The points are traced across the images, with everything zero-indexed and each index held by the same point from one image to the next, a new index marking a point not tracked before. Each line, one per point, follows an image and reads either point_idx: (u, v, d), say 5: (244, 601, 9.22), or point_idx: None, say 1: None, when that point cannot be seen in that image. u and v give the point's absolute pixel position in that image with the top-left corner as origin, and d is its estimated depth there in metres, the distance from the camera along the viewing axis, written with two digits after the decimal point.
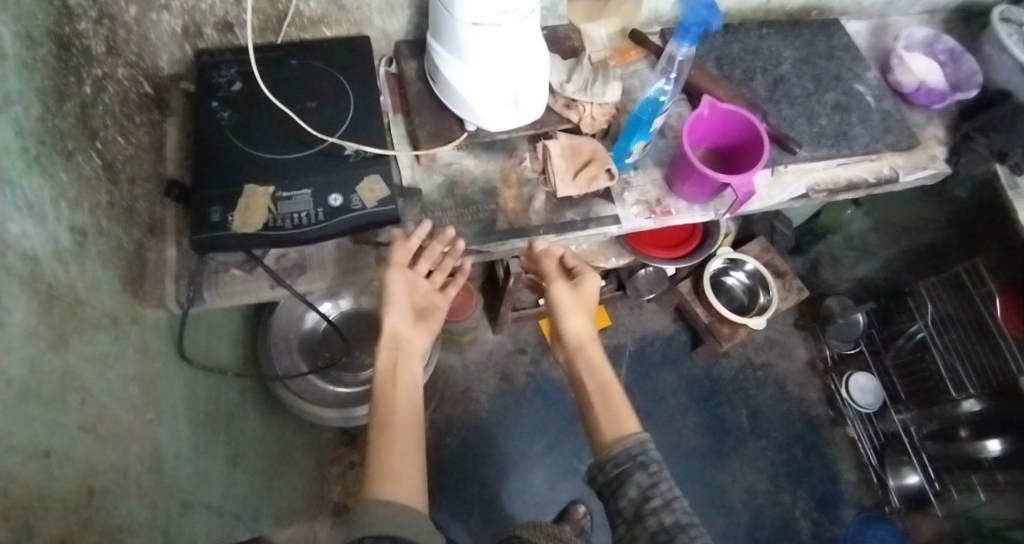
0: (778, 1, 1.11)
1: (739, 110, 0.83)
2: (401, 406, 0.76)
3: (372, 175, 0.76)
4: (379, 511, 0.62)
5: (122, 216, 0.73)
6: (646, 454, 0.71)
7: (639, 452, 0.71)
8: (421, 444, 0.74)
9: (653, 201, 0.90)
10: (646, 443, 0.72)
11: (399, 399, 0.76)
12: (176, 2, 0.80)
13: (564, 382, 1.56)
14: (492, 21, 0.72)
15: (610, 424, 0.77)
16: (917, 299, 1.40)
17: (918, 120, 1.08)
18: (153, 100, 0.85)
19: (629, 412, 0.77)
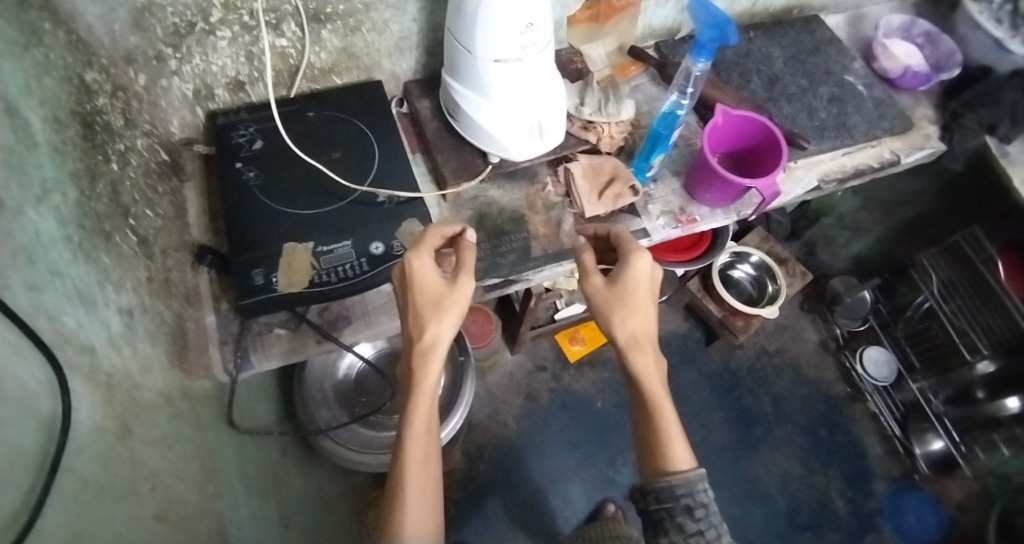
0: (762, 4, 1.14)
1: (755, 116, 0.85)
2: (421, 430, 0.66)
3: (409, 220, 0.76)
4: None
5: (161, 290, 0.71)
6: (694, 496, 0.69)
7: (684, 495, 0.69)
8: (439, 469, 0.68)
9: (677, 210, 0.92)
10: (692, 484, 0.69)
11: (418, 420, 0.66)
12: (188, 66, 0.80)
13: (588, 394, 1.57)
14: (513, 56, 0.74)
15: (657, 448, 0.72)
16: (920, 270, 1.47)
17: (908, 103, 1.12)
18: (170, 167, 0.83)
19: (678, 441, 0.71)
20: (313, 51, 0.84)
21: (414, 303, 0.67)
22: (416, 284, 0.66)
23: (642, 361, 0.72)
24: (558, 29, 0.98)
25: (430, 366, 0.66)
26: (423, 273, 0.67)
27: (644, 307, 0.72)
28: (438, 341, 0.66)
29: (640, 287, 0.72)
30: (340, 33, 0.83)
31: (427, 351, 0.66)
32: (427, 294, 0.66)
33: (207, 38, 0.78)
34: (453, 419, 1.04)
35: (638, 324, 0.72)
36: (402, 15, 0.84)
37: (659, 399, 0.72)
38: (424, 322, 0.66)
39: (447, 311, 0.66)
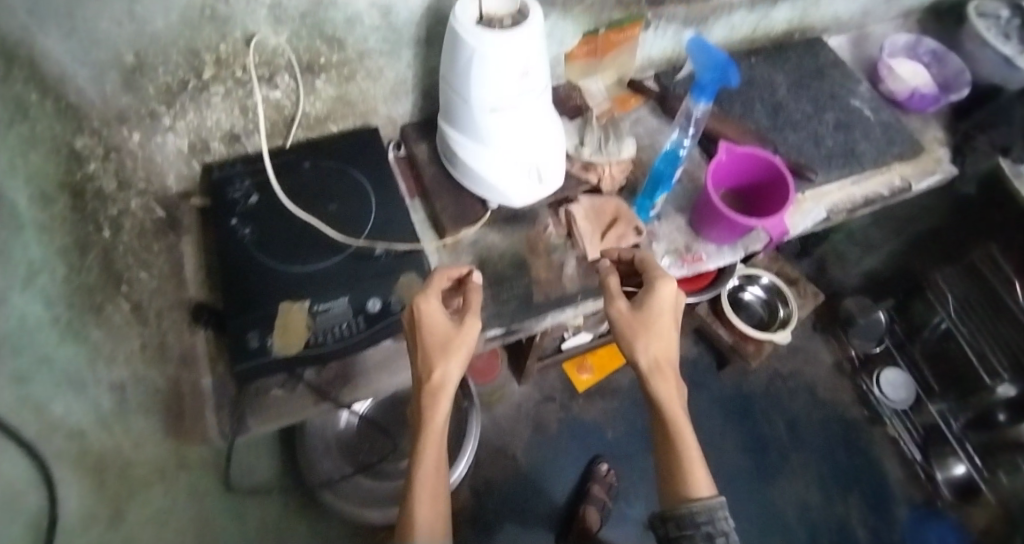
0: (762, 29, 1.07)
1: (760, 152, 0.84)
2: (432, 469, 0.66)
3: (408, 274, 0.75)
4: None
5: (156, 356, 0.70)
6: (715, 524, 0.67)
7: (704, 523, 0.67)
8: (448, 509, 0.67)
9: (682, 248, 0.89)
10: (713, 512, 0.67)
11: (429, 460, 0.65)
12: (182, 122, 0.79)
13: (598, 423, 1.54)
14: (510, 104, 0.73)
15: (677, 474, 0.70)
16: (935, 289, 1.43)
17: (916, 125, 1.08)
18: (166, 223, 0.83)
19: (698, 467, 0.70)
20: (309, 100, 0.83)
21: (421, 344, 0.66)
22: (423, 326, 0.66)
23: (663, 387, 0.71)
24: (556, 66, 0.95)
25: (440, 405, 0.65)
26: (429, 315, 0.67)
27: (667, 333, 0.72)
28: (446, 381, 0.65)
29: (664, 313, 0.72)
30: (335, 83, 0.82)
31: (436, 391, 0.65)
32: (435, 335, 0.66)
33: (200, 94, 0.76)
34: (461, 462, 1.02)
35: (659, 349, 0.72)
36: (397, 62, 0.83)
37: (678, 425, 0.71)
38: (433, 363, 0.66)
39: (455, 351, 0.65)
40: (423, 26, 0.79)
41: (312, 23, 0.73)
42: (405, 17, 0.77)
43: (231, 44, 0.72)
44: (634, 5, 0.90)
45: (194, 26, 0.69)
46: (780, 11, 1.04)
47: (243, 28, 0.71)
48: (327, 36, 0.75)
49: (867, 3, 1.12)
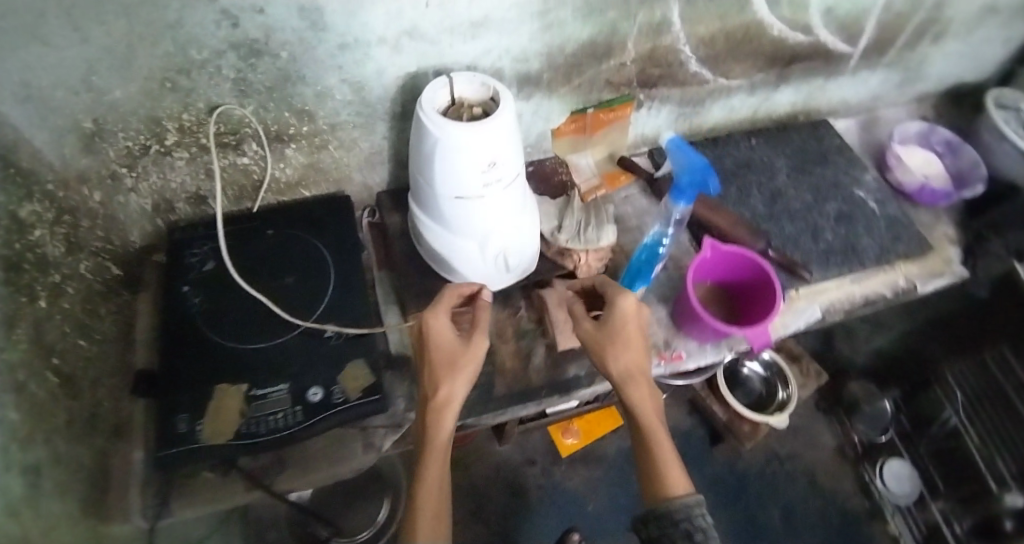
0: (764, 110, 1.03)
1: (744, 252, 0.80)
2: (438, 478, 0.65)
3: (355, 362, 0.72)
4: None
5: (82, 431, 0.68)
6: (694, 523, 0.63)
7: (683, 520, 0.63)
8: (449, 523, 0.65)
9: (661, 343, 0.84)
10: (691, 509, 0.63)
11: (433, 470, 0.65)
12: (145, 183, 0.77)
13: (580, 493, 1.44)
14: (475, 194, 0.69)
15: (654, 475, 0.67)
16: (944, 384, 1.34)
17: (925, 220, 1.01)
18: (123, 282, 0.80)
19: (677, 467, 0.67)
20: (278, 167, 0.80)
21: (430, 359, 0.69)
22: (431, 340, 0.69)
23: (636, 394, 0.70)
24: (543, 140, 0.92)
25: (447, 417, 0.67)
26: (438, 331, 0.69)
27: (637, 341, 0.72)
28: (452, 396, 0.67)
29: (628, 324, 0.72)
30: (305, 151, 0.79)
31: (442, 406, 0.67)
32: (442, 350, 0.69)
33: (163, 158, 0.74)
34: None
35: (631, 359, 0.71)
36: (371, 133, 0.80)
37: (652, 434, 0.69)
38: (439, 377, 0.68)
39: (461, 366, 0.68)
40: (398, 101, 0.77)
41: (279, 96, 0.71)
42: (379, 93, 0.74)
43: (195, 113, 0.70)
44: (625, 86, 0.87)
45: (156, 96, 0.67)
46: (783, 94, 1.00)
47: (206, 99, 0.69)
48: (296, 109, 0.73)
49: (877, 88, 1.06)
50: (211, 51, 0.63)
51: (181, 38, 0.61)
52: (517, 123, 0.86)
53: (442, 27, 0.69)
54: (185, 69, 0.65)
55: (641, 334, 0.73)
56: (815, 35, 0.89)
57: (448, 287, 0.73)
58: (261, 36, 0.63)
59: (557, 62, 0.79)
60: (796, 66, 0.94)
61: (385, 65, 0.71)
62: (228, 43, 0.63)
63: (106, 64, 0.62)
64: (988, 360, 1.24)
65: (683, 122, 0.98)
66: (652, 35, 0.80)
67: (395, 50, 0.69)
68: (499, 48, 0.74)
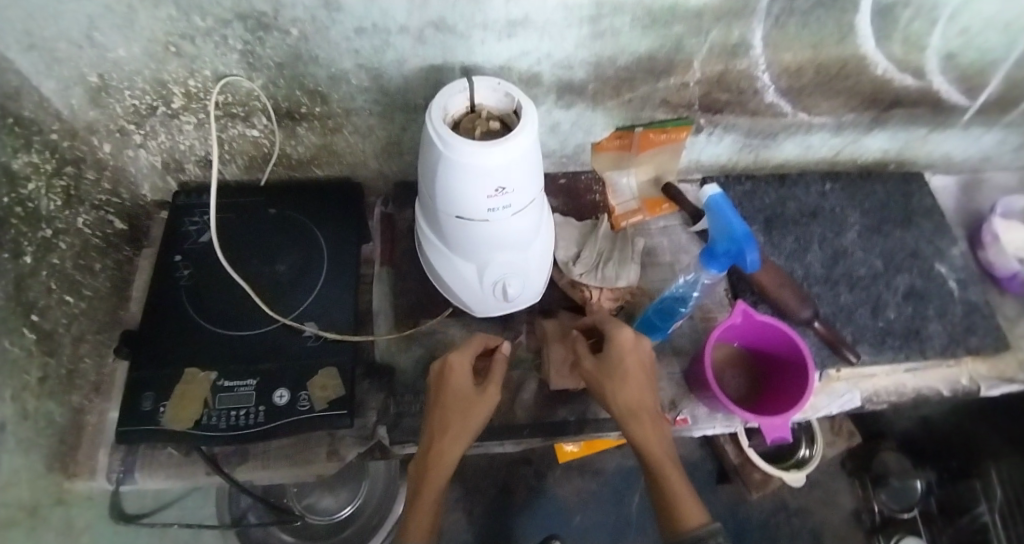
0: (848, 154, 0.89)
1: (781, 326, 0.71)
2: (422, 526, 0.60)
3: (328, 367, 0.68)
4: None
5: (58, 387, 0.66)
6: None
7: None
8: None
9: (666, 404, 0.76)
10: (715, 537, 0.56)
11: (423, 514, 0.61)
12: (154, 142, 0.74)
13: (568, 505, 1.34)
14: (479, 217, 0.61)
15: (664, 507, 0.60)
16: (984, 478, 1.17)
17: (1010, 313, 0.87)
18: (126, 236, 0.79)
19: (690, 495, 0.60)
20: (288, 144, 0.75)
21: (439, 402, 0.64)
22: (446, 383, 0.64)
23: (639, 431, 0.62)
24: (581, 152, 0.83)
25: (448, 464, 0.62)
26: (456, 374, 0.64)
27: (643, 377, 0.64)
28: (456, 445, 0.62)
29: (627, 357, 0.65)
30: (318, 132, 0.74)
31: (442, 453, 0.62)
32: (458, 397, 0.63)
33: (170, 121, 0.71)
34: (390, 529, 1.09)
35: (631, 393, 0.63)
36: (389, 123, 0.73)
37: (662, 466, 0.61)
38: (450, 423, 0.63)
39: (474, 418, 0.63)
40: (420, 94, 0.69)
41: (290, 74, 0.65)
42: (399, 84, 0.67)
43: (200, 80, 0.66)
44: (683, 108, 0.76)
45: (160, 59, 0.63)
46: (875, 139, 0.86)
47: (212, 68, 0.64)
48: (309, 89, 0.67)
49: (991, 148, 0.90)
50: (215, 19, 0.58)
51: (183, 3, 0.57)
52: (554, 132, 0.78)
53: (474, 22, 0.60)
54: (188, 35, 0.60)
55: (645, 370, 0.65)
56: (928, 81, 0.75)
57: (475, 336, 0.67)
58: (270, 10, 0.57)
59: (606, 75, 0.69)
60: (897, 111, 0.80)
61: (406, 55, 0.64)
62: (233, 13, 0.58)
63: (108, 22, 0.58)
64: None
65: (748, 154, 0.86)
66: (724, 57, 0.68)
67: (418, 40, 0.62)
68: (539, 52, 0.65)
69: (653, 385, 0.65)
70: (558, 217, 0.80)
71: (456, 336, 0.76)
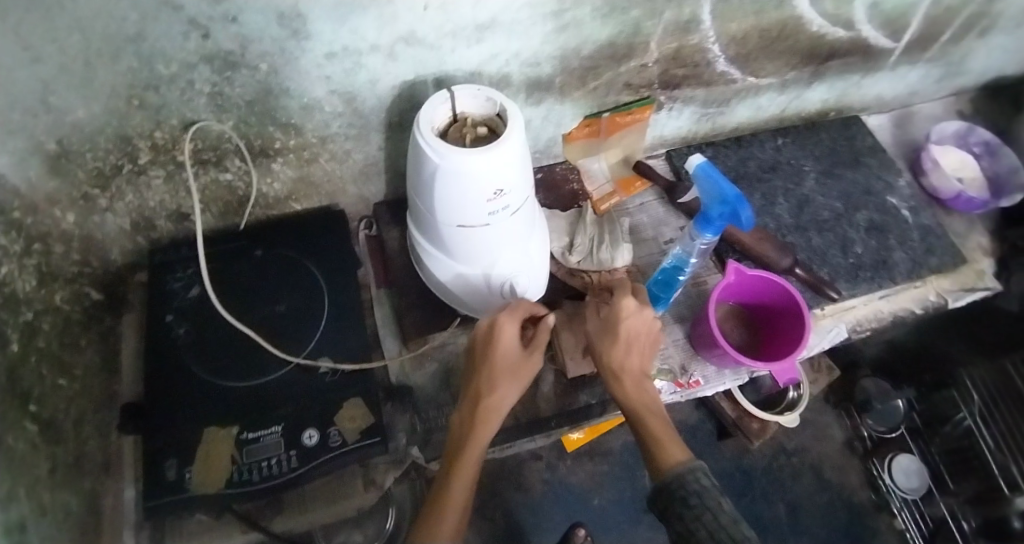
0: (794, 108, 0.95)
1: (773, 278, 0.75)
2: (459, 497, 0.58)
3: (353, 399, 0.67)
4: None
5: (68, 475, 0.62)
6: (699, 484, 0.59)
7: (678, 488, 0.59)
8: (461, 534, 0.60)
9: (677, 369, 0.79)
10: (699, 473, 0.60)
11: (459, 483, 0.59)
12: (122, 203, 0.70)
13: (585, 488, 1.37)
14: (480, 222, 0.62)
15: (647, 450, 0.63)
16: (960, 386, 1.24)
17: (959, 229, 0.95)
18: (105, 306, 0.74)
19: (671, 436, 0.62)
20: (264, 182, 0.74)
21: (489, 370, 0.62)
22: (495, 349, 0.62)
23: (622, 390, 0.64)
24: (553, 145, 0.85)
25: (491, 422, 0.61)
26: (507, 338, 0.62)
27: (640, 342, 0.65)
28: (505, 400, 0.62)
29: (628, 318, 0.64)
30: (294, 165, 0.73)
31: (490, 412, 0.61)
32: (505, 359, 0.62)
33: (138, 178, 0.68)
34: None
35: (625, 352, 0.65)
36: (366, 145, 0.73)
37: (651, 423, 0.63)
38: (499, 385, 0.62)
39: (521, 377, 0.62)
40: (395, 111, 0.69)
41: (261, 110, 0.64)
42: (372, 104, 0.67)
43: (168, 130, 0.63)
44: (645, 88, 0.79)
45: (123, 114, 0.60)
46: (816, 91, 0.93)
47: (180, 116, 0.62)
48: (281, 123, 0.66)
49: (915, 83, 0.99)
50: (179, 64, 0.57)
51: (145, 52, 0.55)
52: (526, 129, 0.80)
53: (444, 31, 0.61)
54: (153, 85, 0.58)
55: (643, 332, 0.65)
56: (857, 31, 0.82)
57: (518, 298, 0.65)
58: (236, 47, 0.56)
59: (571, 66, 0.71)
60: (833, 63, 0.87)
61: (379, 73, 0.64)
62: (198, 55, 0.56)
63: (65, 84, 0.55)
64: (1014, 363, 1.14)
65: (706, 122, 0.91)
66: (678, 33, 0.72)
67: (390, 57, 0.62)
68: (508, 52, 0.66)
69: (646, 350, 0.66)
70: (544, 211, 0.82)
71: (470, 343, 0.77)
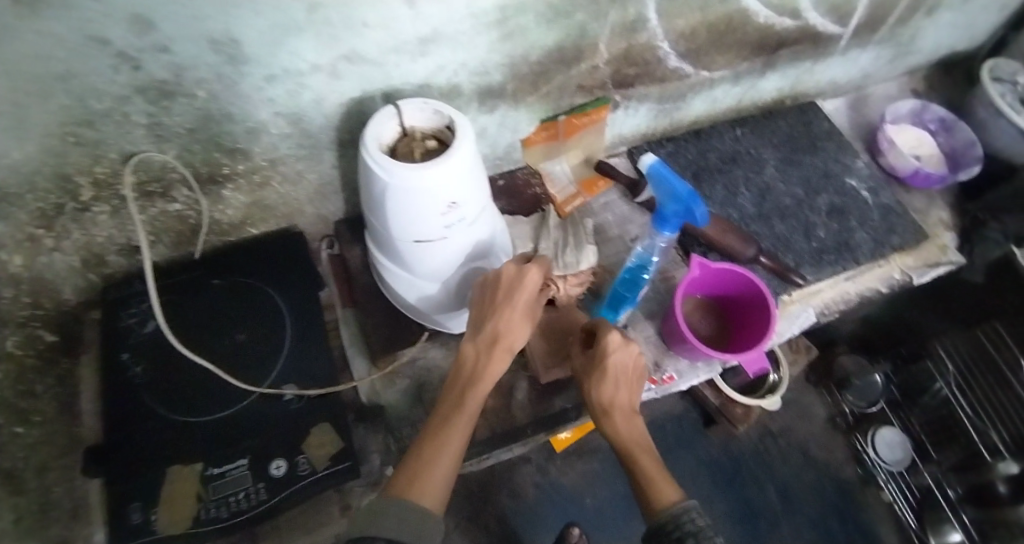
0: (749, 98, 0.96)
1: (736, 269, 0.75)
2: (463, 434, 0.58)
3: (321, 424, 0.67)
4: (385, 524, 0.51)
5: (32, 527, 0.59)
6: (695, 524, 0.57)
7: (672, 528, 0.57)
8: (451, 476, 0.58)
9: (650, 366, 0.79)
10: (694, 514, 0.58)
11: (467, 416, 0.59)
12: (68, 241, 0.67)
13: (576, 487, 1.36)
14: (437, 236, 0.61)
15: (640, 490, 0.62)
16: (934, 359, 1.27)
17: (919, 205, 0.97)
18: (61, 348, 0.72)
19: (664, 476, 0.62)
20: (216, 209, 0.72)
21: (509, 312, 0.61)
22: (517, 293, 0.61)
23: (612, 426, 0.64)
24: (512, 151, 0.84)
25: (503, 360, 0.61)
26: (530, 284, 0.62)
27: (626, 376, 0.65)
28: (520, 339, 0.62)
29: (614, 352, 0.64)
30: (245, 191, 0.71)
31: (504, 352, 0.61)
32: (525, 303, 0.62)
33: (83, 215, 0.65)
34: None
35: (611, 385, 0.64)
36: (319, 164, 0.72)
37: (641, 461, 0.63)
38: (514, 327, 0.62)
39: (533, 319, 0.63)
40: (345, 128, 0.68)
41: (205, 137, 0.62)
42: (321, 123, 0.66)
43: (108, 165, 0.61)
44: (598, 89, 0.79)
45: (59, 153, 0.58)
46: (769, 80, 0.93)
47: (120, 149, 0.60)
48: (227, 149, 0.65)
49: (868, 65, 1.00)
50: (113, 98, 0.55)
51: (76, 89, 0.53)
52: (483, 137, 0.79)
53: (386, 47, 0.60)
54: (88, 121, 0.56)
55: (629, 369, 0.65)
56: (804, 19, 0.82)
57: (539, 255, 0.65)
58: (171, 77, 0.55)
59: (521, 72, 0.71)
60: (783, 51, 0.88)
61: (323, 93, 0.62)
62: (132, 88, 0.55)
63: None
64: (986, 331, 1.17)
65: (664, 117, 0.91)
66: (625, 34, 0.72)
67: (333, 75, 0.61)
68: (454, 63, 0.65)
69: (633, 384, 0.66)
70: (507, 218, 0.82)
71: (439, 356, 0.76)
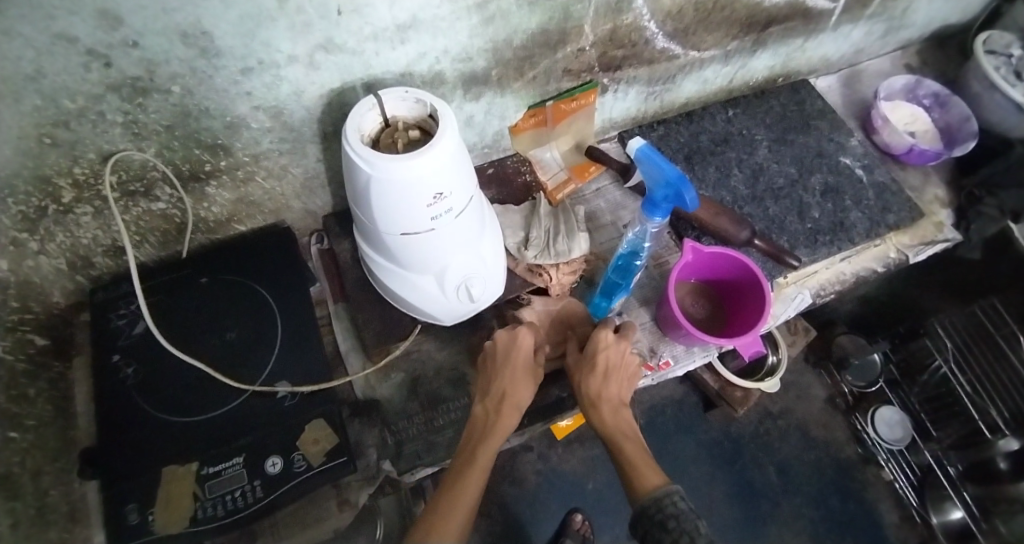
0: (740, 78, 0.95)
1: (728, 252, 0.75)
2: (477, 485, 0.59)
3: (315, 420, 0.66)
4: None
5: (32, 531, 0.58)
6: (677, 509, 0.57)
7: (655, 511, 0.57)
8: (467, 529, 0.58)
9: (646, 352, 0.78)
10: (678, 499, 0.58)
11: (478, 467, 0.60)
12: (53, 244, 0.66)
13: (579, 474, 1.36)
14: (424, 228, 0.60)
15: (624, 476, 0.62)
16: (931, 336, 1.26)
17: (914, 182, 0.96)
18: (52, 351, 0.71)
19: (648, 464, 0.61)
20: (201, 207, 0.71)
21: (511, 371, 0.65)
22: (517, 353, 0.66)
23: (599, 416, 0.64)
24: (500, 139, 0.83)
25: (509, 414, 0.63)
26: (525, 344, 0.66)
27: (617, 373, 0.66)
28: (524, 396, 0.65)
29: (604, 350, 0.67)
30: (229, 188, 0.70)
31: (511, 407, 0.64)
32: (524, 360, 0.66)
33: (66, 216, 0.64)
34: None
35: (601, 383, 0.65)
36: (303, 158, 0.71)
37: (626, 447, 0.62)
38: (517, 382, 0.65)
39: (534, 377, 0.67)
40: (327, 121, 0.67)
41: (184, 133, 0.61)
42: (301, 115, 0.65)
43: (86, 165, 0.60)
44: (585, 73, 0.78)
45: (36, 154, 0.57)
46: (760, 60, 0.92)
47: (97, 148, 0.59)
48: (207, 145, 0.64)
49: (859, 41, 0.99)
50: (86, 97, 0.54)
51: (48, 88, 0.52)
52: (469, 125, 0.78)
53: (363, 35, 0.59)
54: (62, 121, 0.55)
55: (620, 368, 0.67)
56: None
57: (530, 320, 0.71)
58: (143, 73, 0.54)
59: (505, 57, 0.69)
60: (773, 29, 0.86)
61: (302, 84, 0.61)
62: (104, 85, 0.53)
63: None
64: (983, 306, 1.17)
65: (653, 101, 0.90)
66: (610, 15, 0.70)
67: (311, 66, 0.59)
68: (436, 50, 0.64)
69: (624, 382, 0.67)
70: (497, 207, 0.80)
71: (432, 350, 0.76)
